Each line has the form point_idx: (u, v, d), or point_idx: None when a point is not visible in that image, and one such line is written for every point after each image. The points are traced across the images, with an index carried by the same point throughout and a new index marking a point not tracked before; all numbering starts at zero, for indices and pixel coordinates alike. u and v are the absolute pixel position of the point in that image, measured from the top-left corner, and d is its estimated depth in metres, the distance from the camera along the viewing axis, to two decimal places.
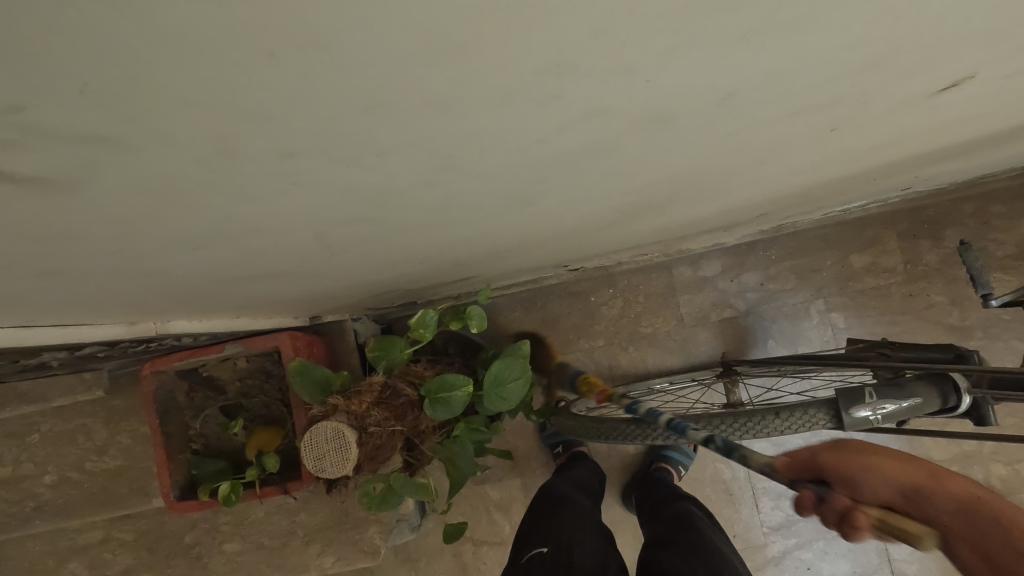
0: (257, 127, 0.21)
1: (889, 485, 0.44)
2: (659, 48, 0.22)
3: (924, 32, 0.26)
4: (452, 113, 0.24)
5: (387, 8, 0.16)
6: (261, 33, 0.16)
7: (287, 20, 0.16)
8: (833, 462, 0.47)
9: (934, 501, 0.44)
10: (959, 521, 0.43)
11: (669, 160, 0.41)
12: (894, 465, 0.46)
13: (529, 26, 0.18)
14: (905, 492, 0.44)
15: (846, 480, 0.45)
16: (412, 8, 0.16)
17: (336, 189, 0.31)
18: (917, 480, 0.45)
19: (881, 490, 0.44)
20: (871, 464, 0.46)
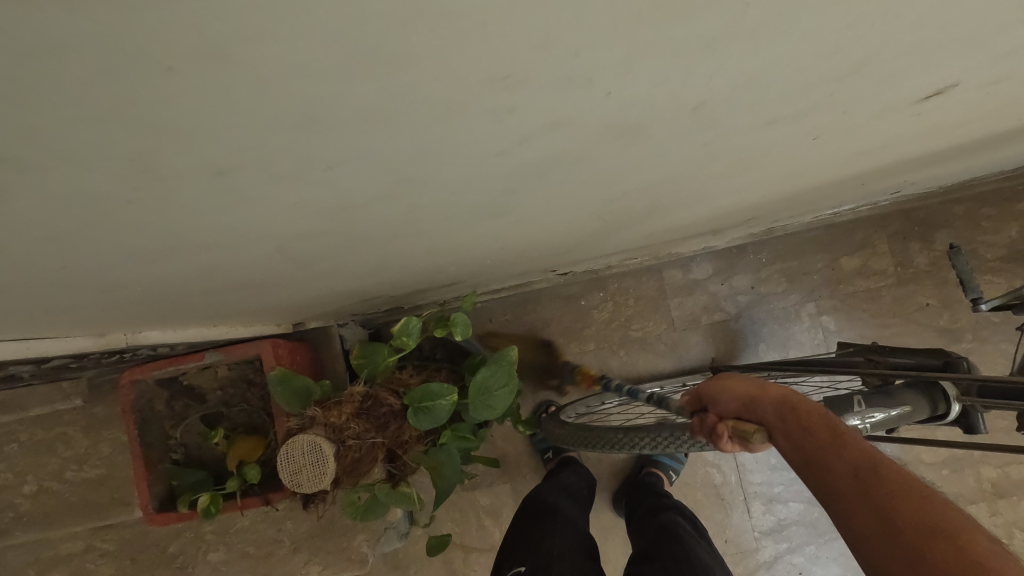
0: (177, 145, 0.20)
1: (733, 394, 0.55)
2: (613, 61, 0.20)
3: (899, 41, 0.25)
4: (397, 128, 0.22)
5: (293, 15, 0.15)
6: (152, 44, 0.15)
7: (179, 28, 0.14)
8: (710, 388, 0.59)
9: (758, 401, 0.52)
10: (772, 414, 0.50)
11: (646, 169, 0.39)
12: (745, 380, 0.56)
13: (464, 38, 0.17)
14: (743, 398, 0.54)
15: (714, 398, 0.58)
16: (321, 15, 0.15)
17: (287, 205, 0.29)
18: (754, 389, 0.54)
19: (729, 399, 0.56)
20: (726, 386, 0.57)
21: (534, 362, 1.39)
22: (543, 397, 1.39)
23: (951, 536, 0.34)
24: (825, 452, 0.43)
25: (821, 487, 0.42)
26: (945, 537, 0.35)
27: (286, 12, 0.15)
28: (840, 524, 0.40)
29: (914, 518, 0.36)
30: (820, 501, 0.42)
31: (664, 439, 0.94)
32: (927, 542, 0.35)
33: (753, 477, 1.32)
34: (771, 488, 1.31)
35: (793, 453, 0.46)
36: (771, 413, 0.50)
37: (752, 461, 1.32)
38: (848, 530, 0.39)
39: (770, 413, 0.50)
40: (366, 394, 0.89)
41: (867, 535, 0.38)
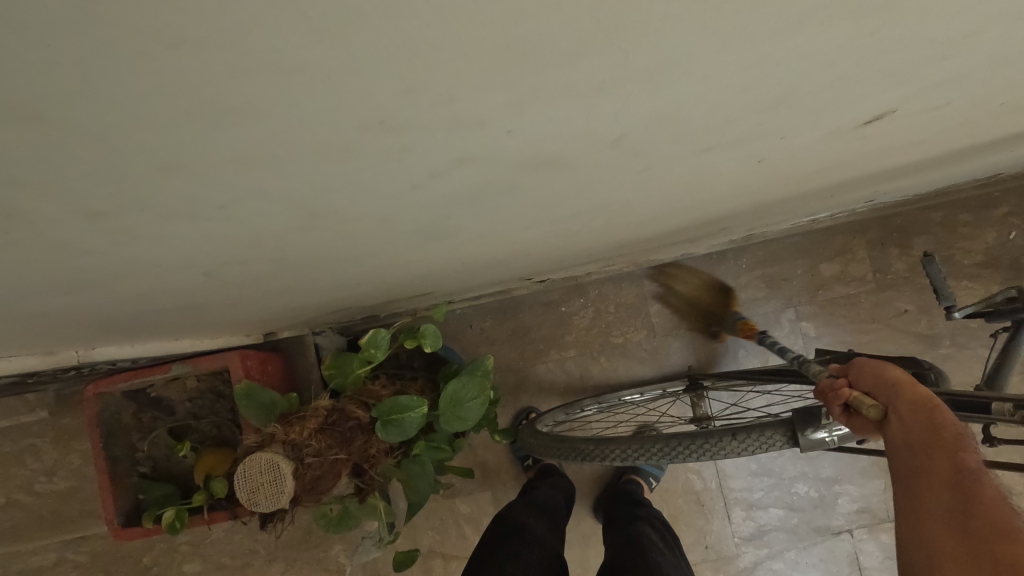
0: (30, 193, 0.19)
1: (880, 379, 0.50)
2: (499, 103, 0.19)
3: (813, 78, 0.24)
4: (284, 169, 0.21)
5: (93, 73, 0.14)
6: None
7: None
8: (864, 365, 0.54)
9: (899, 392, 0.48)
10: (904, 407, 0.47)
11: (593, 192, 0.39)
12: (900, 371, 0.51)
13: (309, 91, 0.16)
14: (885, 384, 0.50)
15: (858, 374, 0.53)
16: (125, 74, 0.14)
17: (194, 238, 0.28)
18: (905, 381, 0.49)
19: (871, 378, 0.51)
20: (879, 369, 0.52)
21: (514, 369, 1.38)
22: (523, 404, 1.38)
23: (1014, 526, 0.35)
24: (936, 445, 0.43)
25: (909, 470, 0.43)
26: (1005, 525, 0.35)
27: (82, 70, 0.14)
28: (912, 501, 0.42)
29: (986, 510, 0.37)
30: (904, 482, 0.43)
31: (634, 451, 0.94)
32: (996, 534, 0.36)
33: (733, 482, 1.31)
34: (751, 494, 1.31)
35: (902, 439, 0.45)
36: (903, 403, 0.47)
37: (732, 467, 1.31)
38: (918, 505, 0.41)
39: (902, 402, 0.47)
40: (332, 408, 0.87)
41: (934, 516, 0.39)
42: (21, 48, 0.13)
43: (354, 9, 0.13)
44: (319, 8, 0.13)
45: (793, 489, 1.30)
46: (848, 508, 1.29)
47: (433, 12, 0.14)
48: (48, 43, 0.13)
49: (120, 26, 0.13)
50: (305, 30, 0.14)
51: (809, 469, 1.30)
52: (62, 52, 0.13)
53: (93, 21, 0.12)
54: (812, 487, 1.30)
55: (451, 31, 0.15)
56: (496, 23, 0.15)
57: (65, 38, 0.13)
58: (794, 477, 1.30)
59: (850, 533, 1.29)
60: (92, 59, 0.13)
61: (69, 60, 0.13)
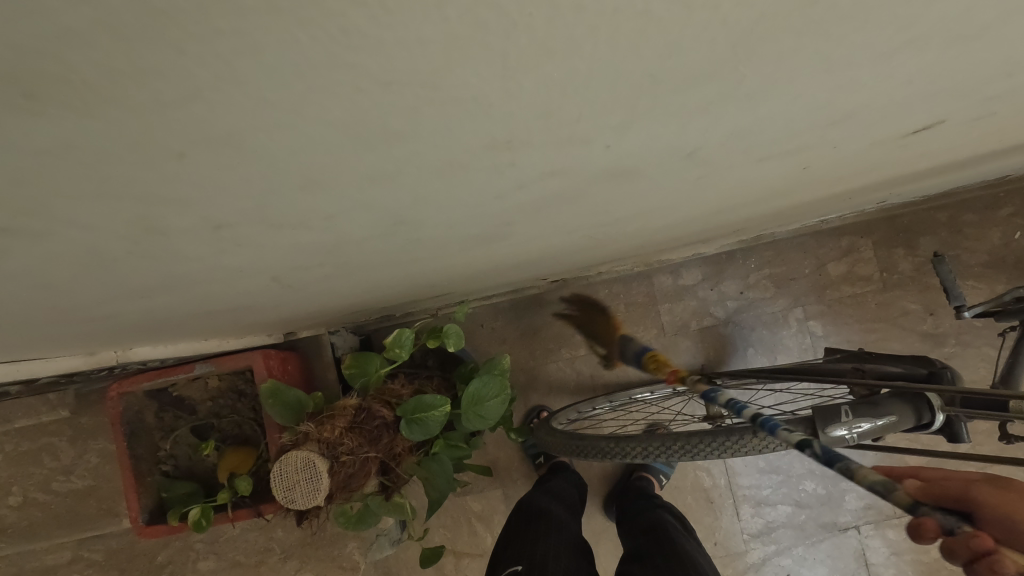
0: (178, 210, 0.20)
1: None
2: (613, 123, 0.20)
3: (886, 96, 0.25)
4: (399, 183, 0.22)
5: (308, 110, 0.15)
6: (158, 135, 0.15)
7: (189, 121, 0.14)
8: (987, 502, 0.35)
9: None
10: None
11: (636, 200, 0.40)
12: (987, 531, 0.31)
13: (470, 120, 0.17)
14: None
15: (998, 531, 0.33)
16: (332, 110, 0.15)
17: (282, 246, 0.29)
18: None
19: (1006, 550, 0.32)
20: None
21: (526, 368, 1.39)
22: (534, 403, 1.39)
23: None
24: None
25: None
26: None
27: (295, 107, 0.14)
28: None
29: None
30: None
31: (654, 449, 0.96)
32: None
33: (742, 480, 1.33)
34: (759, 492, 1.33)
35: None
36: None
37: (742, 465, 1.33)
38: None
39: None
40: (358, 407, 0.88)
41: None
42: (260, 91, 0.14)
43: (547, 53, 0.14)
44: (521, 51, 0.14)
45: (800, 486, 1.32)
46: (855, 505, 1.31)
47: (614, 50, 0.15)
48: (285, 85, 0.13)
49: (354, 69, 0.13)
50: (499, 72, 0.15)
51: (816, 466, 1.32)
52: (294, 94, 0.14)
53: (333, 66, 0.13)
54: (820, 485, 1.32)
55: (615, 64, 0.16)
56: (655, 56, 0.16)
57: (303, 79, 0.13)
58: (801, 474, 1.32)
59: (857, 529, 1.31)
60: (315, 98, 0.14)
61: (294, 100, 0.14)
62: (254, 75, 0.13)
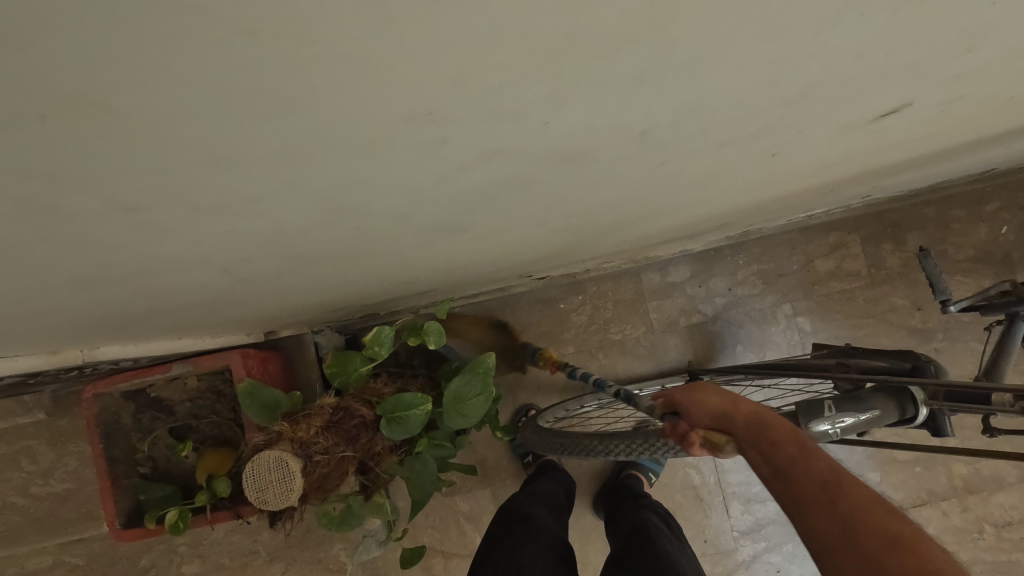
0: (70, 189, 0.18)
1: (707, 410, 0.55)
2: (540, 95, 0.19)
3: (844, 71, 0.24)
4: (321, 162, 0.21)
5: (170, 64, 0.13)
6: (5, 97, 0.13)
7: (33, 78, 0.13)
8: (684, 397, 0.58)
9: (732, 417, 0.52)
10: (746, 428, 0.51)
11: (604, 188, 0.39)
12: (713, 405, 0.55)
13: (367, 84, 0.16)
14: (716, 415, 0.54)
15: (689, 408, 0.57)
16: (198, 64, 0.14)
17: (218, 233, 0.28)
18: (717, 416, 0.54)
19: (698, 410, 0.56)
20: (701, 396, 0.57)
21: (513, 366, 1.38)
22: (521, 402, 1.38)
23: (886, 518, 0.37)
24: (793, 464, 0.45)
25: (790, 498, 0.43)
26: (877, 519, 0.37)
27: (158, 60, 0.13)
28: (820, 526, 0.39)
29: (847, 509, 0.39)
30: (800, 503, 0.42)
31: (638, 446, 0.95)
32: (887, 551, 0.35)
33: (731, 477, 1.32)
34: (748, 489, 1.32)
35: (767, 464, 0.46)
36: (744, 429, 0.51)
37: (730, 462, 1.33)
38: (815, 538, 0.39)
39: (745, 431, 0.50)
40: (336, 406, 0.87)
41: (825, 526, 0.39)
42: (107, 40, 0.12)
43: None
44: None
45: None
46: None
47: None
48: (129, 31, 0.12)
49: (203, 13, 0.12)
50: (376, 26, 0.14)
51: None
52: (144, 43, 0.13)
53: (181, 9, 0.12)
54: None
55: (515, 15, 0.15)
56: (561, 10, 0.15)
57: (145, 24, 0.12)
58: None
59: None
60: (175, 49, 0.13)
61: (146, 50, 0.13)
62: (94, 20, 0.12)
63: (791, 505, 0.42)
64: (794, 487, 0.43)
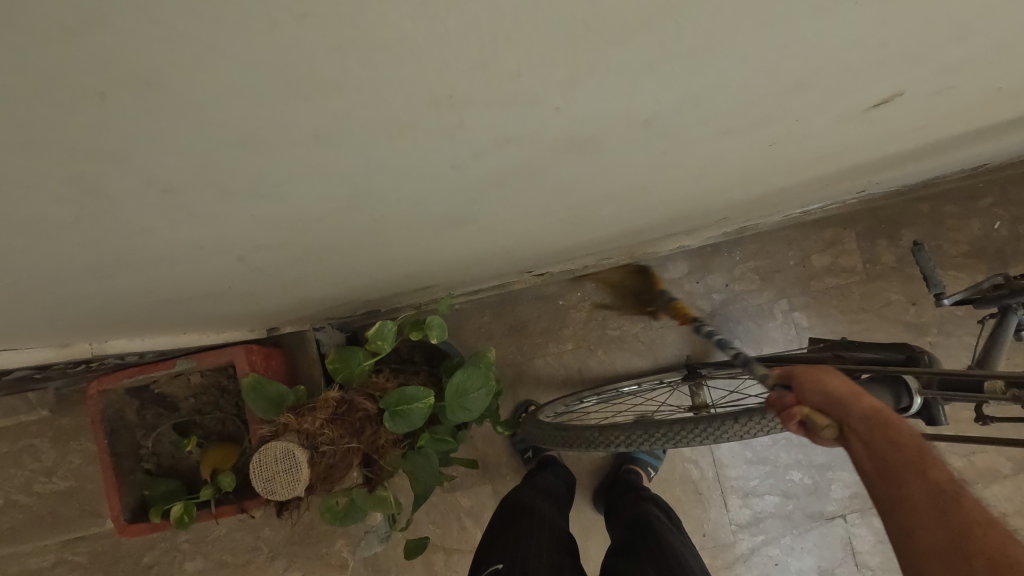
0: (116, 167, 0.20)
1: (822, 390, 0.55)
2: (558, 80, 0.21)
3: (839, 58, 0.26)
4: (347, 146, 0.22)
5: (222, 43, 0.15)
6: (71, 70, 0.14)
7: (99, 54, 0.14)
8: (802, 373, 0.59)
9: (847, 406, 0.53)
10: (859, 421, 0.51)
11: (606, 178, 0.40)
12: (829, 386, 0.55)
13: (399, 66, 0.17)
14: (829, 397, 0.54)
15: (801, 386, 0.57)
16: (247, 44, 0.15)
17: (240, 219, 0.29)
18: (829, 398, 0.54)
19: (811, 389, 0.56)
20: (822, 376, 0.57)
21: (513, 362, 1.39)
22: (522, 398, 1.39)
23: (998, 536, 0.38)
24: (907, 470, 0.45)
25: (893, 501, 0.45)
26: (986, 535, 0.38)
27: (214, 38, 0.14)
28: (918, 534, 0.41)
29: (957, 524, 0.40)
30: (904, 509, 0.44)
31: (638, 437, 0.96)
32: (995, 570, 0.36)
33: (730, 471, 1.34)
34: (747, 483, 1.34)
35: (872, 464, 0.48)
36: (857, 419, 0.51)
37: (729, 456, 1.34)
38: (912, 542, 0.41)
39: (856, 420, 0.51)
40: (341, 399, 0.88)
41: (934, 535, 0.40)
42: (171, 21, 0.13)
43: None
44: None
45: (787, 476, 1.33)
46: (841, 494, 1.32)
47: None
48: (193, 11, 0.13)
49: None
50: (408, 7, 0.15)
51: (803, 456, 1.33)
52: (201, 23, 0.14)
53: None
54: (807, 474, 1.33)
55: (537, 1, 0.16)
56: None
57: (206, 4, 0.13)
58: (788, 464, 1.33)
59: (843, 518, 1.33)
60: (229, 28, 0.14)
61: (205, 29, 0.14)
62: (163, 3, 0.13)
63: (894, 508, 0.44)
64: (904, 491, 0.44)
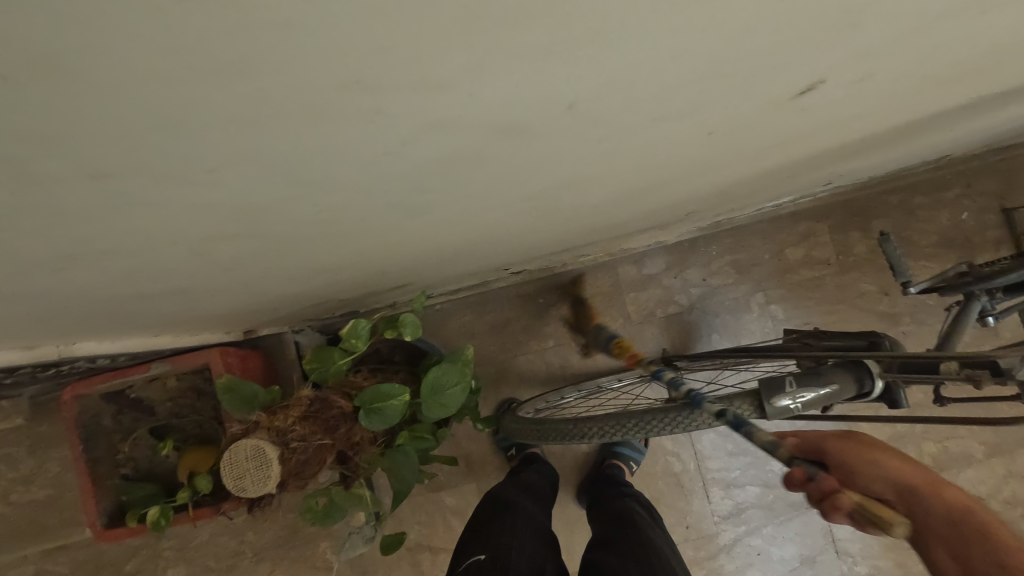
0: (40, 151, 0.21)
1: (886, 478, 0.51)
2: (464, 65, 0.22)
3: (742, 45, 0.27)
4: (268, 132, 0.24)
5: (109, 29, 0.16)
6: None
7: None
8: (845, 451, 0.54)
9: (922, 500, 0.49)
10: (941, 524, 0.47)
11: (551, 168, 0.42)
12: (897, 467, 0.52)
13: (294, 48, 0.18)
14: (898, 486, 0.50)
15: (853, 470, 0.52)
16: (136, 29, 0.16)
17: (181, 208, 0.30)
18: (899, 480, 0.51)
19: (871, 480, 0.51)
20: (874, 456, 0.53)
21: (495, 360, 1.40)
22: (505, 395, 1.40)
23: None
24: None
25: None
26: None
27: (105, 24, 0.16)
28: None
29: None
30: None
31: (614, 429, 0.98)
32: None
33: (711, 463, 1.36)
34: (728, 474, 1.36)
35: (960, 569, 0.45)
36: (932, 514, 0.48)
37: (710, 448, 1.36)
38: None
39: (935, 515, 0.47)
40: (314, 397, 0.88)
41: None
42: (59, 7, 0.15)
43: None
44: None
45: (768, 466, 1.36)
46: None
47: None
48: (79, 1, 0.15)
49: None
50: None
51: None
52: (90, 10, 0.15)
53: None
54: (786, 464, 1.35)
55: None
56: None
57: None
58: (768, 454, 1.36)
59: None
60: (118, 15, 0.15)
61: (94, 14, 0.15)
62: None
63: None
64: None
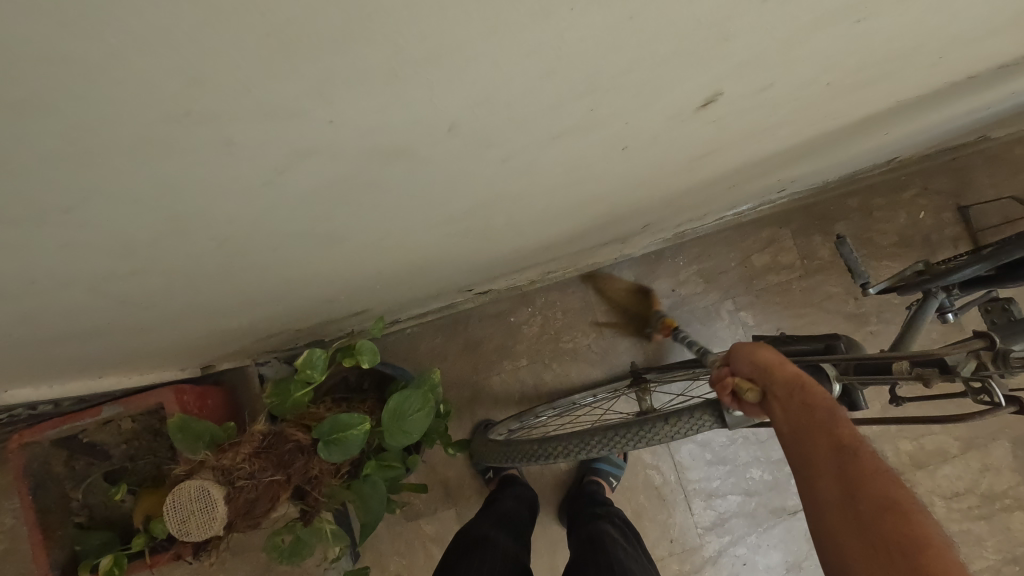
0: None
1: (753, 362, 0.60)
2: (303, 92, 0.22)
3: (610, 61, 0.27)
4: (112, 167, 0.23)
5: None
6: None
7: None
8: (737, 351, 0.64)
9: (772, 373, 0.58)
10: (779, 388, 0.56)
11: (464, 187, 0.41)
12: (770, 352, 0.60)
13: (97, 81, 0.18)
14: (758, 367, 0.59)
15: (737, 359, 0.63)
16: None
17: (54, 247, 0.29)
18: (768, 361, 0.59)
19: (748, 363, 0.61)
20: (754, 349, 0.62)
21: (467, 382, 1.39)
22: (479, 417, 1.38)
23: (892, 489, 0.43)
24: (819, 431, 0.49)
25: (801, 461, 0.49)
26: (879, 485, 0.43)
27: None
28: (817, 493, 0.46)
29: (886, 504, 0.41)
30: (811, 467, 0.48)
31: (582, 447, 0.96)
32: (881, 516, 0.41)
33: (691, 474, 1.35)
34: (709, 484, 1.35)
35: (786, 424, 0.53)
36: (778, 385, 0.56)
37: (689, 459, 1.35)
38: (817, 497, 0.46)
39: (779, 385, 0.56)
40: (268, 432, 0.86)
41: (828, 489, 0.46)
42: None
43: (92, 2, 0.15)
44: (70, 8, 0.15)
45: (748, 473, 1.35)
46: None
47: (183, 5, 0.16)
48: None
49: None
50: (56, 30, 0.16)
51: (761, 452, 1.35)
52: None
53: None
54: (766, 470, 1.35)
55: (203, 20, 0.17)
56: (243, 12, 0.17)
57: None
58: (747, 462, 1.35)
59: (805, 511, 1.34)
60: None
61: None
62: None
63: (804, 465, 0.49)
64: (813, 449, 0.49)
